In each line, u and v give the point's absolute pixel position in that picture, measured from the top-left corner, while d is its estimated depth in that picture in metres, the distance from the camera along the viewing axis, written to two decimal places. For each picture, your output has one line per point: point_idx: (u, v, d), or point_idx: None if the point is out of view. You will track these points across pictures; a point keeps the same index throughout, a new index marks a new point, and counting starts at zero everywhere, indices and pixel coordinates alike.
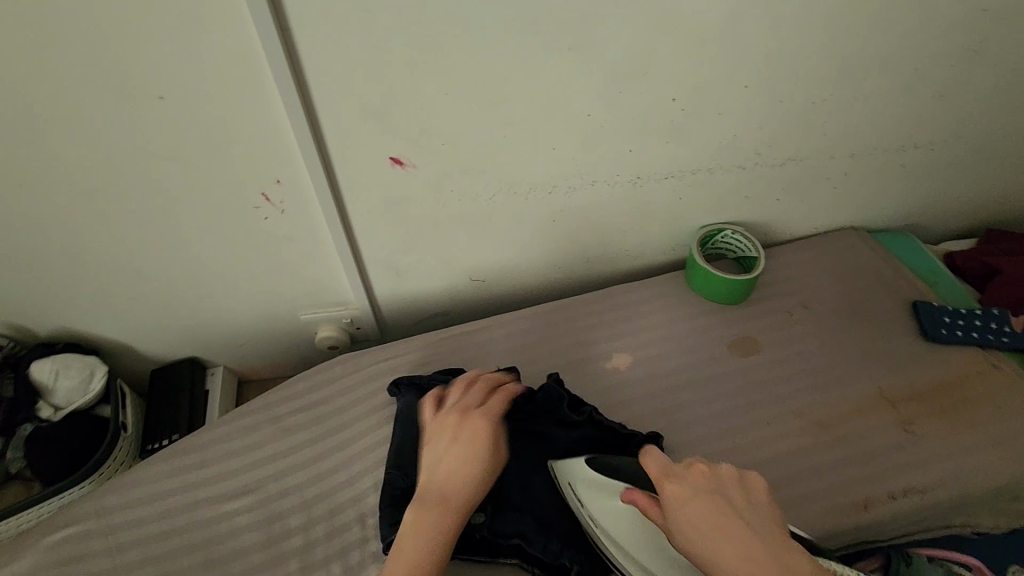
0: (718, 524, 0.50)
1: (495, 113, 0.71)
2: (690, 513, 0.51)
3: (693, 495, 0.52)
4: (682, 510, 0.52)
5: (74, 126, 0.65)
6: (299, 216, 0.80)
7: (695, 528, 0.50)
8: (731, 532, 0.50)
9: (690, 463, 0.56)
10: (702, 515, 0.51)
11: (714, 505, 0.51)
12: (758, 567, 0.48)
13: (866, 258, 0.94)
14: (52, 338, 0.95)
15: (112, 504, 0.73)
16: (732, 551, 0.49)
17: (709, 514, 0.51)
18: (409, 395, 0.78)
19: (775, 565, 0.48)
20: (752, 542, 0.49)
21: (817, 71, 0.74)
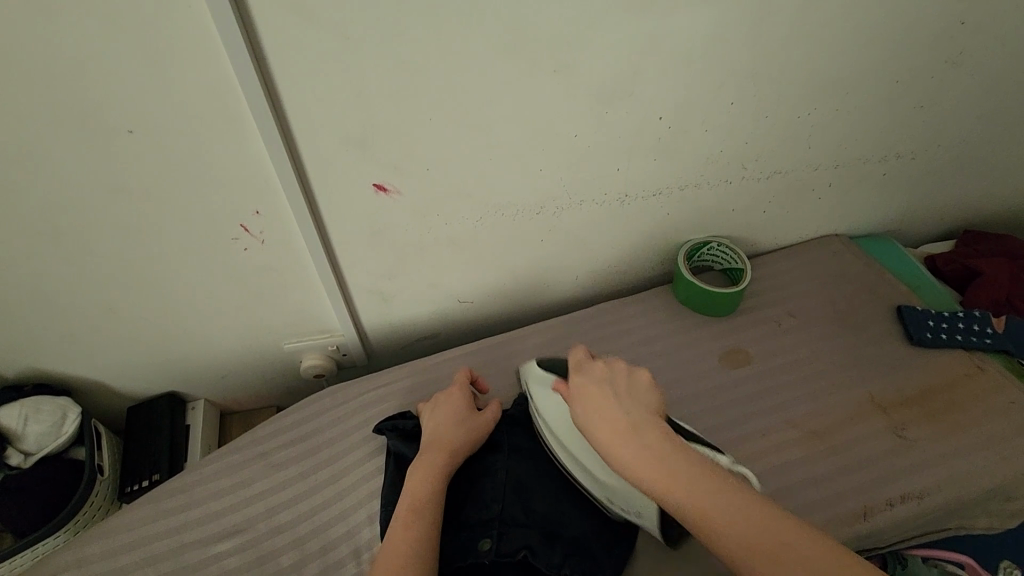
0: (606, 402, 0.56)
1: (479, 137, 0.70)
2: (586, 394, 0.58)
3: (593, 382, 0.59)
4: (584, 391, 0.59)
5: (39, 164, 0.62)
6: (281, 246, 0.77)
7: (589, 408, 0.57)
8: (620, 410, 0.55)
9: (602, 361, 0.62)
10: (594, 397, 0.57)
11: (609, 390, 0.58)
12: (627, 434, 0.53)
13: (849, 265, 0.95)
14: (20, 379, 0.91)
15: (91, 555, 0.70)
16: (613, 421, 0.54)
17: (600, 397, 0.57)
18: (394, 439, 0.75)
19: (638, 440, 0.52)
20: (630, 417, 0.55)
21: (796, 86, 0.75)
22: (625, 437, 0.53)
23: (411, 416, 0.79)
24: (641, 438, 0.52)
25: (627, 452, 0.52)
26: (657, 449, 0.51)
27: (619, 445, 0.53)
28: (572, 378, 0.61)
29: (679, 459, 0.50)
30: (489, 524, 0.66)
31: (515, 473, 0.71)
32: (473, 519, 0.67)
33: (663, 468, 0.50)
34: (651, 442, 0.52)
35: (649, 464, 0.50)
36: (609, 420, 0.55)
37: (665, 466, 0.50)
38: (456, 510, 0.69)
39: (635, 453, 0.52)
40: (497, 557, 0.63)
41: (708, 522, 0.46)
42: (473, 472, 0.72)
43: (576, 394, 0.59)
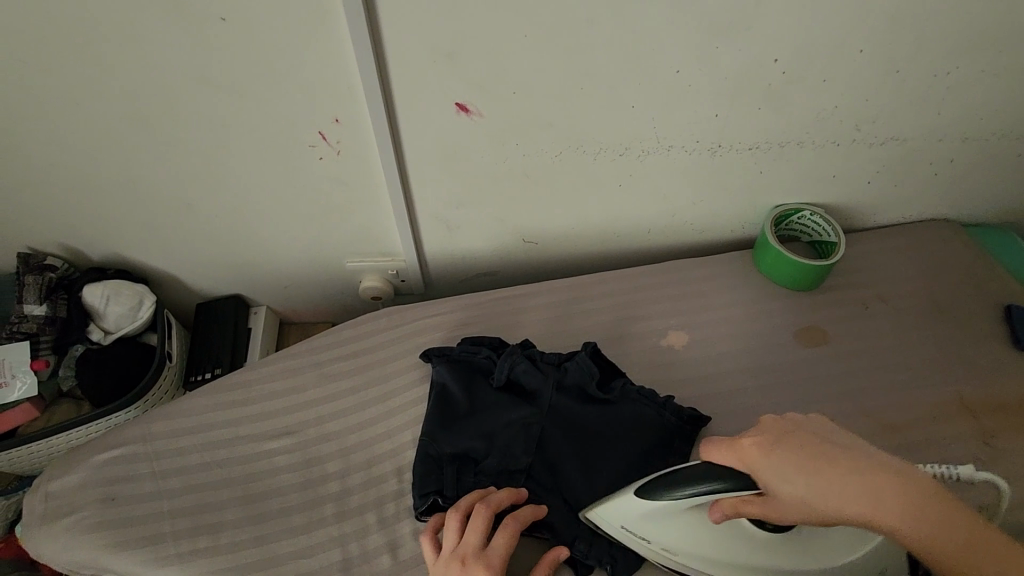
0: (782, 451, 0.48)
1: (572, 64, 0.65)
2: (774, 458, 0.48)
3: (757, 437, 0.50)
4: (749, 452, 0.50)
5: (135, 45, 0.62)
6: (356, 159, 0.76)
7: (790, 480, 0.48)
8: (813, 461, 0.47)
9: (788, 427, 0.50)
10: (765, 449, 0.49)
11: (783, 442, 0.49)
12: (847, 490, 0.45)
13: (956, 254, 0.86)
14: (104, 263, 0.96)
15: (157, 432, 0.74)
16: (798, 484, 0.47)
17: (789, 464, 0.48)
18: (439, 367, 0.76)
19: (929, 514, 0.44)
20: (839, 487, 0.46)
21: (941, 39, 0.66)
22: (842, 492, 0.45)
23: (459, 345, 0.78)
24: (879, 496, 0.44)
25: (884, 525, 0.44)
26: (921, 521, 0.44)
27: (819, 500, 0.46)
28: (745, 445, 0.51)
29: (938, 530, 0.43)
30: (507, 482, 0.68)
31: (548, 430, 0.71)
32: (498, 469, 0.69)
33: (923, 525, 0.43)
34: (852, 492, 0.45)
35: (911, 521, 0.44)
36: (809, 479, 0.47)
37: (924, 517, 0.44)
38: (481, 456, 0.70)
39: (890, 513, 0.44)
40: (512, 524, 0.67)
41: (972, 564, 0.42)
42: (505, 415, 0.71)
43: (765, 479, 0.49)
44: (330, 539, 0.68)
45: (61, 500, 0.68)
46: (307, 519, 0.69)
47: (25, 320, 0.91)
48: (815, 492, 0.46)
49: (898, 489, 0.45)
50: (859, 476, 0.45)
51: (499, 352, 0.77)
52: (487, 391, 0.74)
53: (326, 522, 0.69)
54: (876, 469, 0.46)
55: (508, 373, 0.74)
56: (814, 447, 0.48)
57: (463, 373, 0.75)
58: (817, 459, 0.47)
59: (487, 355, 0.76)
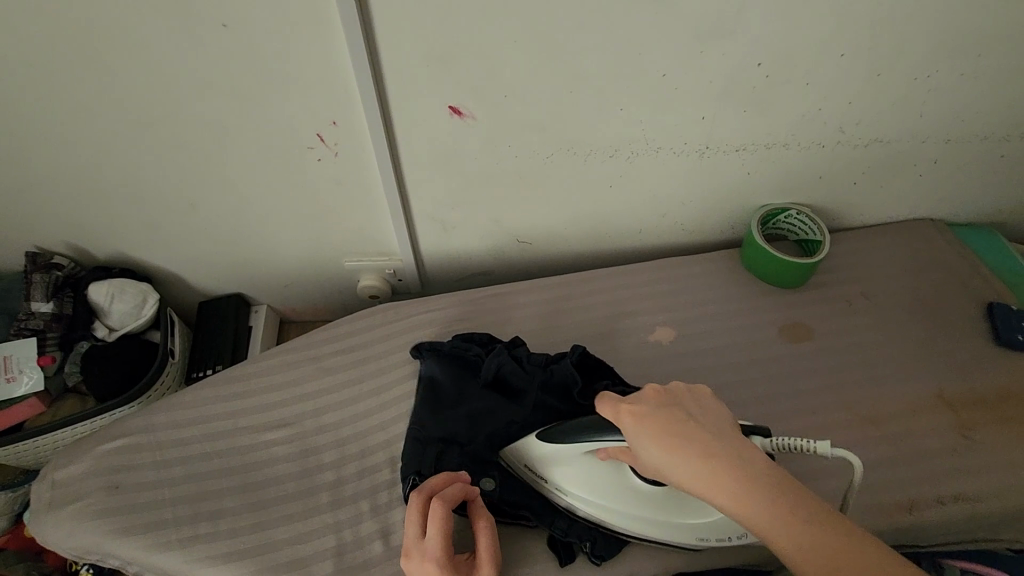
0: (669, 436, 0.48)
1: (561, 67, 0.67)
2: (651, 434, 0.49)
3: (651, 415, 0.50)
4: (636, 428, 0.50)
5: (139, 49, 0.65)
6: (352, 160, 0.78)
7: (657, 456, 0.49)
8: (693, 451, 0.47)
9: (670, 405, 0.51)
10: (650, 430, 0.50)
11: (666, 425, 0.49)
12: (709, 479, 0.46)
13: (940, 253, 0.88)
14: (108, 261, 0.99)
15: (159, 423, 0.76)
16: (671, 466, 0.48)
17: (668, 441, 0.48)
18: (429, 362, 0.78)
19: (766, 505, 0.45)
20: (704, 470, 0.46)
21: (918, 44, 0.68)
22: (704, 479, 0.46)
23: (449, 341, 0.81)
24: (743, 491, 0.45)
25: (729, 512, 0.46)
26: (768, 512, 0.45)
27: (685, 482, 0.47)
28: (624, 411, 0.52)
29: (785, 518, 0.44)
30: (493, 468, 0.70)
31: (533, 423, 0.72)
32: (479, 456, 0.70)
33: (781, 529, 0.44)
34: (714, 483, 0.46)
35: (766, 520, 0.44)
36: (680, 463, 0.47)
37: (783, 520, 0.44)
38: (466, 444, 0.71)
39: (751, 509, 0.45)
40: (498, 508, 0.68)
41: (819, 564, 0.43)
42: (491, 408, 0.73)
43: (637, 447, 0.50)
44: (325, 526, 0.70)
45: (66, 488, 0.70)
46: (303, 507, 0.71)
47: (32, 316, 0.93)
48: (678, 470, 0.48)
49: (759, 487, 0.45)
50: (732, 471, 0.46)
51: (488, 348, 0.79)
52: (476, 386, 0.75)
53: (322, 510, 0.71)
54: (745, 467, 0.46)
55: (496, 368, 0.76)
56: (691, 434, 0.48)
57: (453, 368, 0.77)
58: (693, 441, 0.48)
59: (476, 352, 0.78)
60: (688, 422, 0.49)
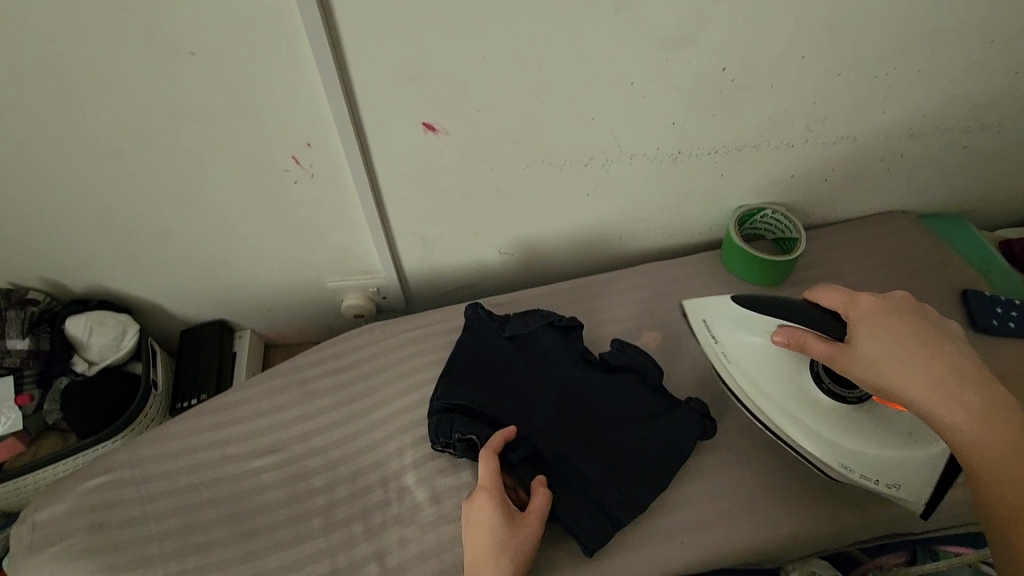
0: (901, 334, 0.55)
1: (531, 80, 0.68)
2: (884, 330, 0.56)
3: (894, 315, 0.57)
4: (877, 322, 0.57)
5: (106, 81, 0.64)
6: (329, 180, 0.78)
7: (877, 335, 0.56)
8: (924, 340, 0.54)
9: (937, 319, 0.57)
10: (895, 331, 0.55)
11: (918, 335, 0.55)
12: (923, 378, 0.52)
13: (914, 243, 0.90)
14: (86, 294, 0.97)
15: (143, 457, 0.74)
16: (901, 364, 0.53)
17: (883, 327, 0.56)
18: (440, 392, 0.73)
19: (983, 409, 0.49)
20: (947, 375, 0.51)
21: (878, 39, 0.69)
22: (915, 377, 0.53)
23: (451, 363, 0.76)
24: (960, 382, 0.51)
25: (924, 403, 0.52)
26: (966, 409, 0.49)
27: (915, 390, 0.52)
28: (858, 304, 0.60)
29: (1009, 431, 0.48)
30: (457, 441, 0.70)
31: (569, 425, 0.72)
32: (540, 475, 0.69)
33: (998, 432, 0.48)
34: (926, 367, 0.52)
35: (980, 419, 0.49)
36: (922, 361, 0.53)
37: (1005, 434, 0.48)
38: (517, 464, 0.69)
39: (961, 407, 0.50)
40: (447, 434, 0.70)
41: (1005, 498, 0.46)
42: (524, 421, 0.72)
43: (863, 332, 0.57)
44: (318, 551, 0.69)
45: (49, 529, 0.68)
46: (294, 534, 0.70)
47: (8, 355, 0.91)
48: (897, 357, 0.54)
49: (996, 399, 0.49)
50: (958, 384, 0.51)
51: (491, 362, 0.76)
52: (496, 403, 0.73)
53: (314, 535, 0.70)
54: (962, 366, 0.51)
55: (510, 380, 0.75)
56: (922, 337, 0.54)
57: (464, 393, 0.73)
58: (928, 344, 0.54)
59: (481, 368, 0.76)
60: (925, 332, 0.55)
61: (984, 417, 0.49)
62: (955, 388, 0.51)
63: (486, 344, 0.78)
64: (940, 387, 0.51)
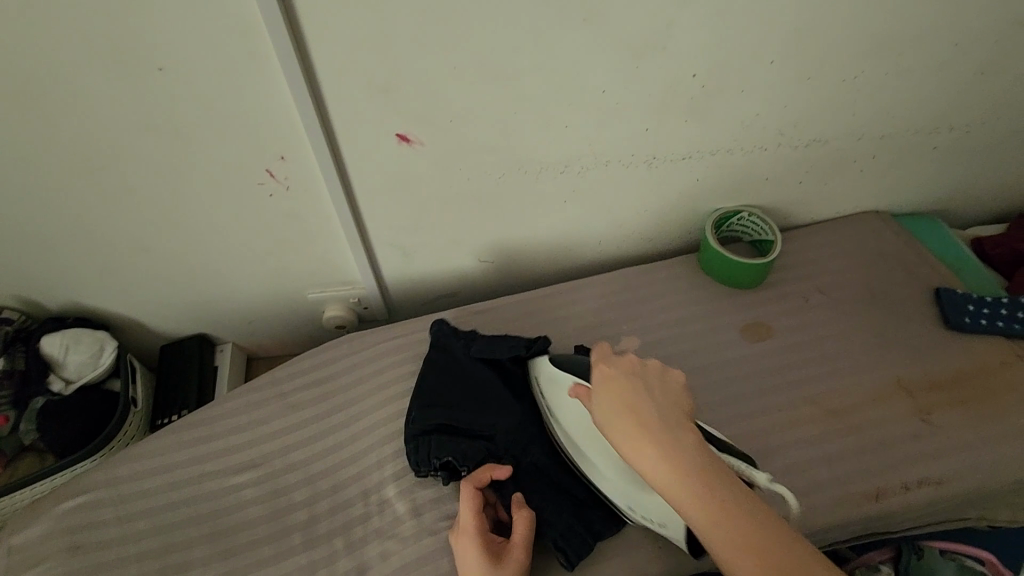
0: (638, 428, 0.51)
1: (503, 90, 0.68)
2: (614, 407, 0.53)
3: (624, 385, 0.54)
4: (610, 401, 0.54)
5: (73, 97, 0.64)
6: (305, 192, 0.78)
7: (619, 437, 0.52)
8: (662, 442, 0.50)
9: (632, 359, 0.57)
10: (619, 407, 0.53)
11: (647, 416, 0.52)
12: (683, 475, 0.49)
13: (888, 243, 0.91)
14: (62, 312, 0.96)
15: (120, 477, 0.73)
16: (658, 466, 0.49)
17: (635, 407, 0.52)
18: (415, 415, 0.72)
19: (719, 497, 0.48)
20: (690, 460, 0.49)
21: (844, 44, 0.70)
22: (669, 480, 0.49)
23: (426, 380, 0.76)
24: (715, 512, 0.47)
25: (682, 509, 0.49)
26: (731, 510, 0.48)
27: (647, 466, 0.50)
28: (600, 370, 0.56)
29: (719, 509, 0.48)
30: (439, 465, 0.70)
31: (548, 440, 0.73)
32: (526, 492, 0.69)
33: (738, 530, 0.47)
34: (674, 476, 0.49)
35: (733, 519, 0.47)
36: (667, 479, 0.49)
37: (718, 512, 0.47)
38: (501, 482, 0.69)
39: (688, 499, 0.48)
40: (429, 461, 0.70)
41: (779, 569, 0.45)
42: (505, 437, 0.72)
43: (604, 419, 0.54)
44: (300, 567, 0.68)
45: (26, 553, 0.67)
46: (275, 550, 0.70)
47: None
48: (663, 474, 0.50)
49: (726, 499, 0.48)
50: (688, 460, 0.49)
51: (466, 378, 0.76)
52: (475, 418, 0.72)
53: (295, 551, 0.69)
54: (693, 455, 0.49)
55: (485, 395, 0.74)
56: (639, 413, 0.52)
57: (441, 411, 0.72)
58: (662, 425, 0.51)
59: (456, 384, 0.75)
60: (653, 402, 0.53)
61: (730, 505, 0.48)
62: (705, 484, 0.48)
63: (461, 363, 0.77)
64: (679, 479, 0.49)
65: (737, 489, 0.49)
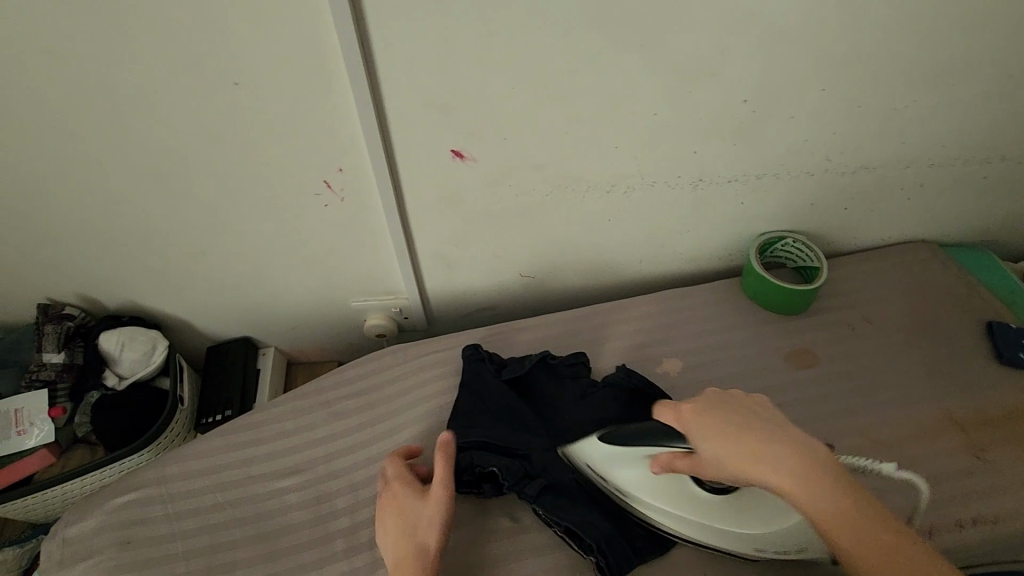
0: (724, 432, 0.55)
1: (557, 111, 0.70)
2: (694, 417, 0.57)
3: (701, 408, 0.58)
4: (691, 414, 0.58)
5: (154, 108, 0.68)
6: (359, 204, 0.81)
7: (715, 442, 0.55)
8: (736, 430, 0.54)
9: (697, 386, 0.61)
10: (701, 419, 0.57)
11: (729, 420, 0.55)
12: (762, 462, 0.52)
13: (937, 273, 0.90)
14: (119, 311, 1.00)
15: (171, 474, 0.76)
16: (740, 456, 0.53)
17: (713, 416, 0.56)
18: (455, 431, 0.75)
19: (804, 476, 0.50)
20: (771, 446, 0.52)
21: (898, 73, 0.71)
22: (784, 471, 0.51)
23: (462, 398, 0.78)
24: (809, 483, 0.50)
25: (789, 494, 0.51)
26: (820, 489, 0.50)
27: (732, 457, 0.53)
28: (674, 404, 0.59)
29: (819, 484, 0.50)
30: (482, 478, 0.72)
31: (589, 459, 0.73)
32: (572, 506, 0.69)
33: (843, 501, 0.50)
34: (791, 463, 0.51)
35: (833, 494, 0.50)
36: (746, 452, 0.53)
37: (821, 487, 0.50)
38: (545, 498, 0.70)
39: (797, 480, 0.50)
40: (471, 471, 0.72)
41: (849, 532, 0.49)
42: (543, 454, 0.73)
43: (690, 424, 0.57)
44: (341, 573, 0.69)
45: (80, 543, 0.70)
46: (317, 554, 0.71)
47: (43, 368, 0.94)
48: (755, 467, 0.52)
49: (827, 475, 0.51)
50: (769, 444, 0.53)
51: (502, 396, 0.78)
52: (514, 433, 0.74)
53: (336, 557, 0.71)
54: (780, 440, 0.53)
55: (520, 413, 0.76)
56: (720, 415, 0.56)
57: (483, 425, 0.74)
58: (733, 427, 0.55)
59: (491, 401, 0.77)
60: (723, 407, 0.58)
61: (817, 476, 0.50)
62: (809, 468, 0.51)
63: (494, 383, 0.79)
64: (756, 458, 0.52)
65: (793, 454, 0.52)
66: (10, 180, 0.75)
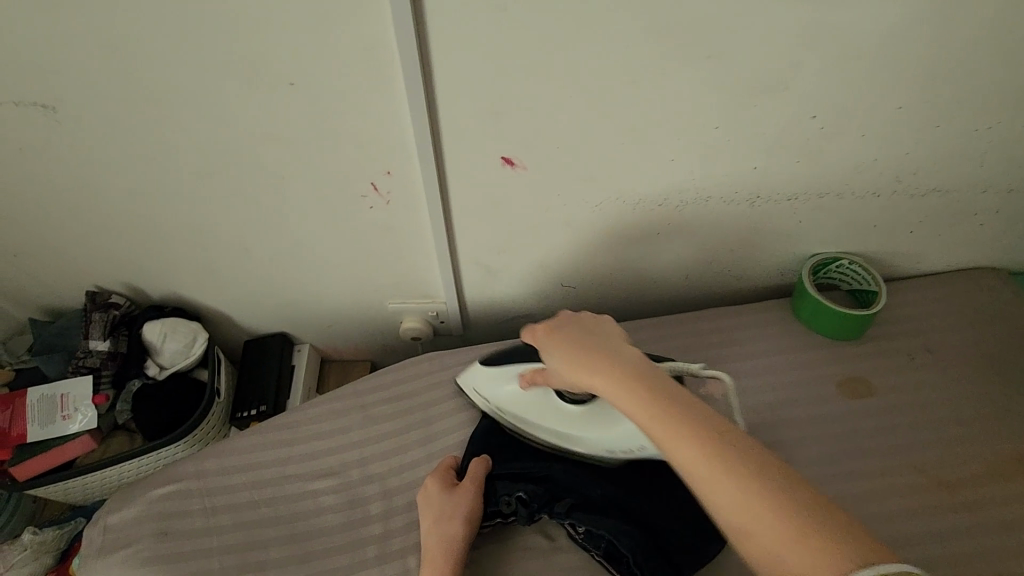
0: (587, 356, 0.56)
1: (614, 121, 0.68)
2: (563, 345, 0.58)
3: (566, 334, 0.60)
4: (552, 339, 0.60)
5: (211, 107, 0.68)
6: (404, 208, 0.80)
7: (576, 364, 0.56)
8: (590, 354, 0.56)
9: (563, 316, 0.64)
10: (563, 347, 0.58)
11: (578, 344, 0.57)
12: (608, 377, 0.53)
13: (1005, 304, 0.85)
14: (162, 302, 1.02)
15: (209, 469, 0.76)
16: (601, 378, 0.53)
17: (581, 340, 0.58)
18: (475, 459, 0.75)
19: (638, 392, 0.51)
20: (610, 361, 0.54)
21: (982, 93, 0.66)
22: (619, 388, 0.52)
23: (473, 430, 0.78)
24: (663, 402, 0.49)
25: (628, 408, 0.50)
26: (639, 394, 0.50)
27: (605, 387, 0.53)
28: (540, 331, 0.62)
29: (647, 391, 0.50)
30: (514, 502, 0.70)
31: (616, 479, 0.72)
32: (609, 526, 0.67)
33: (651, 402, 0.50)
34: (611, 378, 0.53)
35: (644, 397, 0.50)
36: (602, 370, 0.54)
37: (651, 394, 0.50)
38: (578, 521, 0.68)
39: (624, 392, 0.51)
40: (500, 498, 0.70)
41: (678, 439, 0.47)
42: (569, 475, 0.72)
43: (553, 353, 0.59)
44: None
45: (119, 532, 0.71)
46: (349, 560, 0.70)
47: (89, 356, 0.96)
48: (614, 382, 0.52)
49: (644, 381, 0.51)
50: (637, 367, 0.53)
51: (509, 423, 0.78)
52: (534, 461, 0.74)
53: (368, 564, 0.70)
54: (622, 357, 0.55)
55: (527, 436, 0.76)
56: (575, 343, 0.58)
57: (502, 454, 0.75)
58: (587, 352, 0.56)
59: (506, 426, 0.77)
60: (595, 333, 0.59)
61: (654, 389, 0.50)
62: (637, 381, 0.52)
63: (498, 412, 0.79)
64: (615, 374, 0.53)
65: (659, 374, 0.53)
66: (68, 169, 0.77)
